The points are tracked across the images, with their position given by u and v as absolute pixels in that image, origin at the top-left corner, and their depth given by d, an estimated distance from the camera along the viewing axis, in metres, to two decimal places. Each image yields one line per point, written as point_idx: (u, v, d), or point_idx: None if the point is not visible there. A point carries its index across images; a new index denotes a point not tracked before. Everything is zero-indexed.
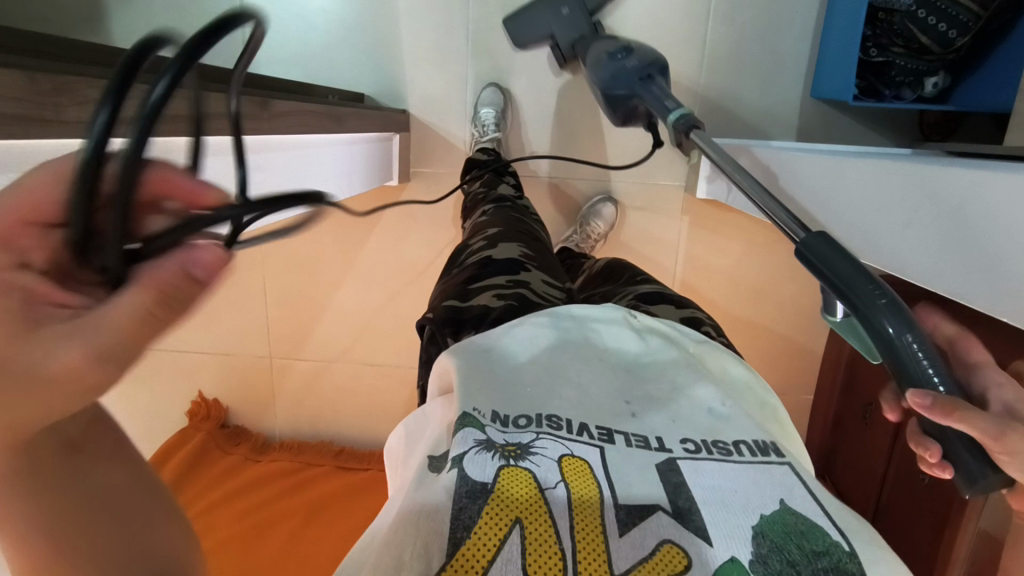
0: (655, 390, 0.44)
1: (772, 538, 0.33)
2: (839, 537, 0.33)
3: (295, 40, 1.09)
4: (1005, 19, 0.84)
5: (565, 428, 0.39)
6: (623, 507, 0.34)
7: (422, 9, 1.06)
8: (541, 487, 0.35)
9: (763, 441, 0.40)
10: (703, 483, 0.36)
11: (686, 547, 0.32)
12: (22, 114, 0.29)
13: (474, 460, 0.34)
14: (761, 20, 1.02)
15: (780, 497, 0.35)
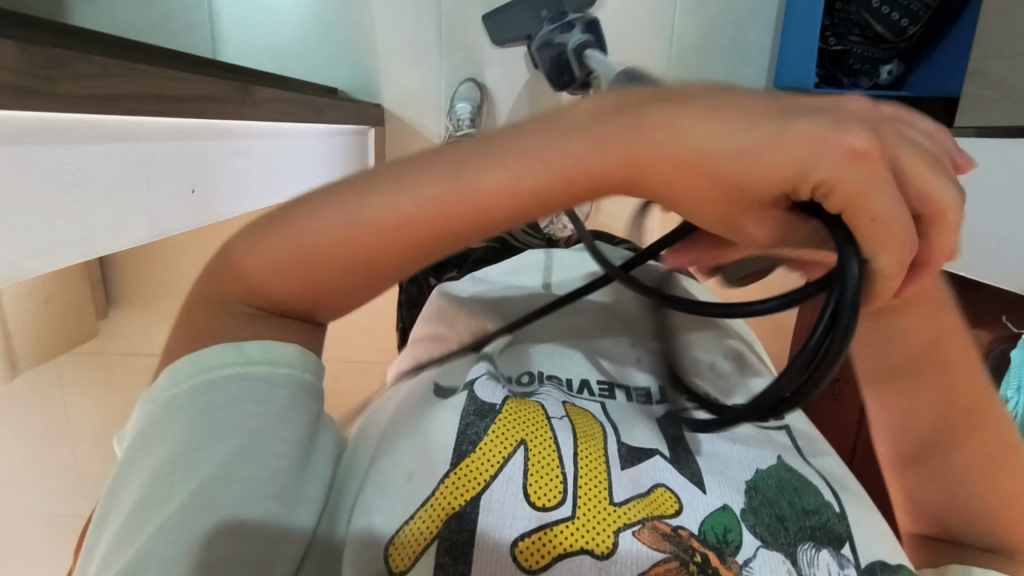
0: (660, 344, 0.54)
1: (765, 491, 0.40)
2: (830, 499, 0.41)
3: (265, 35, 1.08)
4: (952, 7, 0.89)
5: (569, 386, 0.46)
6: (624, 445, 0.40)
7: (394, 5, 1.07)
8: (548, 415, 0.40)
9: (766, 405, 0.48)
10: (705, 440, 0.43)
11: (680, 492, 0.38)
12: (17, 86, 0.29)
13: (483, 387, 0.40)
14: (723, 12, 1.05)
15: (779, 454, 0.43)
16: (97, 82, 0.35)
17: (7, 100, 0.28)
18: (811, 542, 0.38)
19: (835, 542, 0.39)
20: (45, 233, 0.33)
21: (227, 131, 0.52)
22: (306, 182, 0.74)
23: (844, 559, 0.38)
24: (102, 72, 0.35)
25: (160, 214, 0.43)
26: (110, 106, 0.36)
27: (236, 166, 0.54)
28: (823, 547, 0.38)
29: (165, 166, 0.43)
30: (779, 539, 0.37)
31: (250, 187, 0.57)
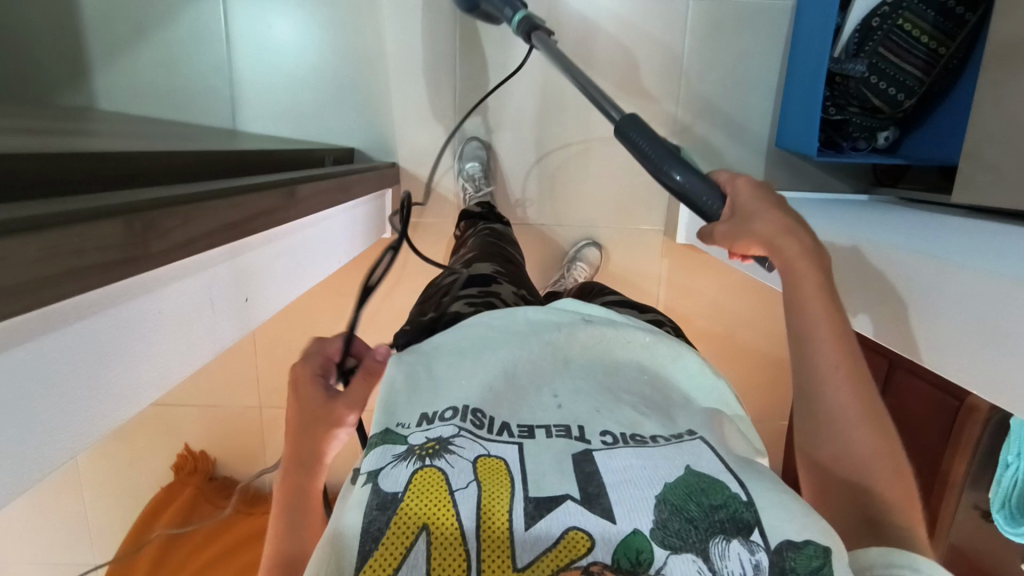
0: (586, 386, 0.41)
1: (672, 502, 0.33)
2: (738, 490, 0.34)
3: (283, 95, 1.12)
4: (944, 83, 0.94)
5: (485, 427, 0.36)
6: (532, 499, 0.32)
7: (410, 68, 1.10)
8: (450, 488, 0.32)
9: (677, 431, 0.39)
10: (615, 467, 0.35)
11: (592, 530, 0.31)
12: (121, 257, 0.31)
13: (389, 474, 0.33)
14: (727, 78, 1.10)
15: (685, 464, 0.35)
16: (181, 231, 0.37)
17: (115, 274, 0.31)
18: (721, 536, 0.32)
19: (745, 532, 0.32)
20: (127, 380, 0.35)
21: (272, 237, 0.54)
22: (334, 258, 0.76)
23: (756, 548, 0.32)
24: (184, 220, 0.37)
25: (220, 336, 0.45)
26: (190, 249, 0.38)
27: (279, 265, 0.57)
28: (733, 536, 0.32)
29: (224, 289, 0.46)
30: (689, 539, 0.32)
31: (289, 281, 0.60)
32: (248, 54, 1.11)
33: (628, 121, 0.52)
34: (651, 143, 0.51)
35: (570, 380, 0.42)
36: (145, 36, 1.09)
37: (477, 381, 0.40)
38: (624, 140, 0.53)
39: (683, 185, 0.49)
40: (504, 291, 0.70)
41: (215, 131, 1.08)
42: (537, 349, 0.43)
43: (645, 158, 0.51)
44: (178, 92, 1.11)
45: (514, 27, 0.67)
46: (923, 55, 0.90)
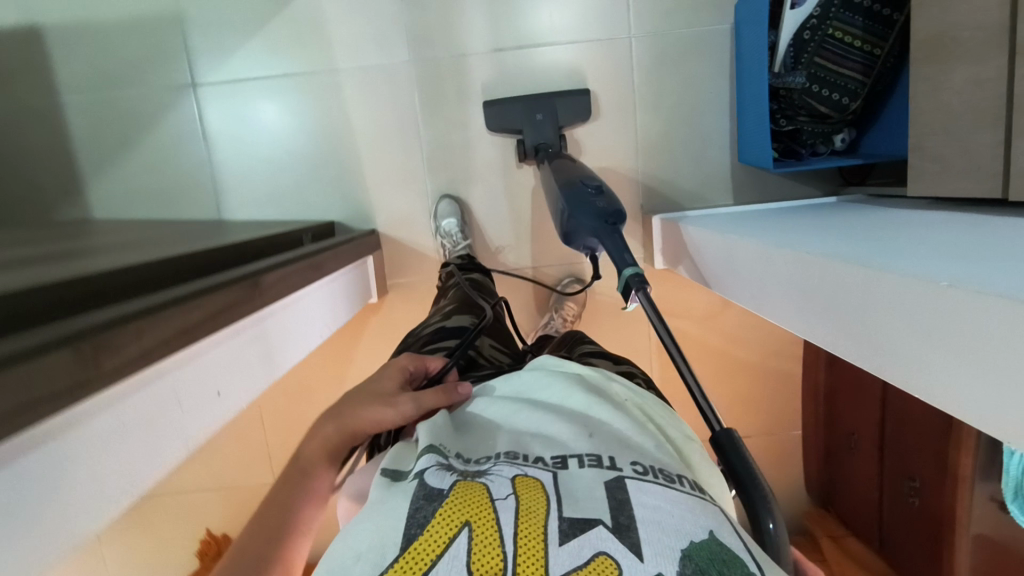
0: (616, 421, 0.44)
1: (697, 559, 0.32)
2: (755, 568, 0.33)
3: (262, 181, 1.18)
4: (887, 81, 0.96)
5: (521, 457, 0.40)
6: (566, 518, 0.34)
7: (377, 139, 1.16)
8: (492, 497, 0.35)
9: (701, 480, 0.39)
10: (645, 503, 0.35)
11: (619, 559, 0.32)
12: (72, 384, 0.34)
13: (437, 478, 0.38)
14: (682, 105, 1.14)
15: (709, 528, 0.34)
16: (134, 345, 0.40)
17: (66, 401, 0.34)
18: None
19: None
20: (97, 479, 0.38)
21: (241, 328, 0.57)
22: (315, 333, 0.80)
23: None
24: (136, 335, 0.40)
25: (189, 431, 0.48)
26: (146, 361, 0.41)
27: (252, 350, 0.60)
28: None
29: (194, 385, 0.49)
30: None
31: (263, 364, 0.63)
32: (226, 148, 1.17)
33: (730, 437, 0.44)
34: (750, 471, 0.43)
35: (598, 420, 0.44)
36: (130, 146, 1.16)
37: (509, 437, 0.43)
38: (721, 455, 0.44)
39: (764, 529, 0.41)
40: (481, 344, 0.73)
41: (204, 225, 1.14)
42: (562, 401, 0.47)
43: (739, 482, 0.42)
44: (166, 193, 1.18)
45: (620, 276, 0.61)
46: (860, 59, 0.93)
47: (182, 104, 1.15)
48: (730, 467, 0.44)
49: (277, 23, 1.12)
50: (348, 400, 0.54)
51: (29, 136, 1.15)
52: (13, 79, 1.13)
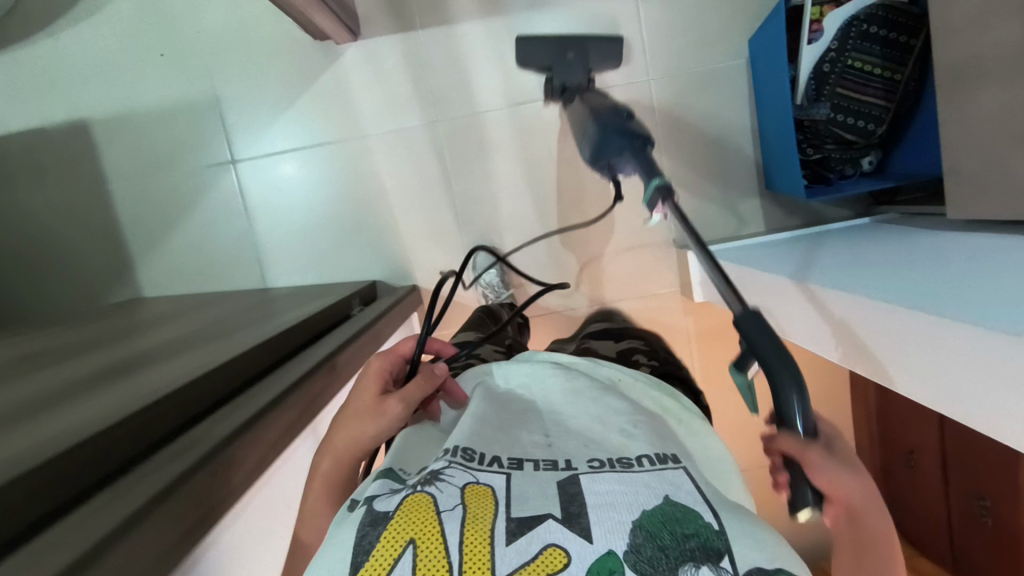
0: (578, 420, 0.53)
1: (648, 528, 0.41)
2: (710, 519, 0.42)
3: (303, 247, 1.21)
4: (910, 102, 0.98)
5: (475, 459, 0.45)
6: (512, 518, 0.41)
7: (411, 197, 1.19)
8: (438, 509, 0.41)
9: (662, 454, 0.48)
10: (597, 491, 0.43)
11: (568, 547, 0.39)
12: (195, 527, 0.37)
13: (383, 500, 0.43)
14: (703, 139, 1.16)
15: (663, 494, 0.43)
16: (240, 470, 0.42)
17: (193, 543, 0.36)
18: (691, 562, 0.39)
19: (713, 558, 0.40)
20: None
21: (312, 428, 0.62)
22: None
23: (723, 572, 0.39)
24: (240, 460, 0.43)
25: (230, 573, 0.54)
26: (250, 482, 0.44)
27: None
28: (704, 563, 0.39)
29: None
30: (659, 567, 0.39)
31: None
32: (266, 219, 1.21)
33: (749, 313, 0.42)
34: (774, 348, 0.41)
35: (566, 422, 0.53)
36: (175, 225, 1.21)
37: (467, 431, 0.49)
38: (742, 333, 0.43)
39: (789, 403, 0.41)
40: None
41: (249, 294, 1.18)
42: (522, 410, 0.54)
43: (764, 361, 0.41)
44: (211, 265, 1.22)
45: (650, 187, 0.60)
46: (881, 85, 0.95)
47: (222, 180, 1.20)
48: (754, 343, 0.42)
49: (307, 97, 1.17)
50: (336, 421, 0.59)
51: (78, 224, 1.20)
52: (62, 172, 1.19)
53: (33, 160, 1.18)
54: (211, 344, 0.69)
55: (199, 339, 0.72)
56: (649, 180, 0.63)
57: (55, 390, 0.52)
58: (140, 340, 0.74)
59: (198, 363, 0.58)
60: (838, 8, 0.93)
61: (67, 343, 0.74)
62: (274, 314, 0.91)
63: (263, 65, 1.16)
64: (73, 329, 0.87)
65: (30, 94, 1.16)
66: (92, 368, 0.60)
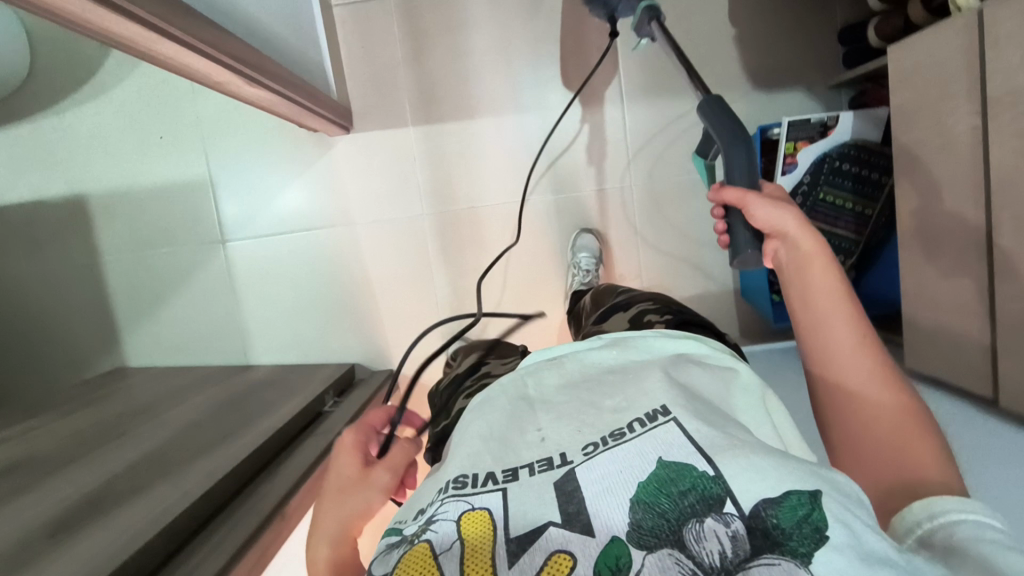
0: (568, 408, 0.44)
1: (646, 500, 0.35)
2: (705, 468, 0.36)
3: (286, 327, 1.24)
4: (881, 235, 0.99)
5: (468, 483, 0.39)
6: (513, 539, 0.35)
7: (394, 284, 1.22)
8: (435, 553, 0.36)
9: (652, 409, 0.41)
10: (592, 478, 0.37)
11: (573, 549, 0.34)
12: None
13: (385, 560, 0.38)
14: (681, 245, 1.19)
15: (657, 457, 0.37)
16: None
17: None
18: (694, 520, 0.34)
19: (715, 507, 0.34)
20: None
21: None
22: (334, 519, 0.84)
23: (730, 520, 0.33)
24: None
25: None
26: None
27: None
28: (706, 516, 0.34)
29: None
30: (663, 535, 0.34)
31: None
32: (253, 298, 1.24)
33: (715, 97, 0.66)
34: (727, 118, 0.65)
35: (556, 410, 0.44)
36: (165, 299, 1.24)
37: (457, 461, 0.42)
38: (707, 113, 0.66)
39: (733, 140, 0.63)
40: (497, 368, 0.79)
41: (231, 371, 1.21)
42: (507, 403, 0.46)
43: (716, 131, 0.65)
44: (196, 340, 1.25)
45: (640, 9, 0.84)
46: (853, 218, 0.96)
47: (211, 259, 1.23)
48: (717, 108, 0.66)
49: (299, 183, 1.20)
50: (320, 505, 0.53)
51: (71, 296, 1.24)
52: (59, 244, 1.23)
53: (33, 232, 1.22)
54: (175, 474, 0.71)
55: (165, 462, 0.75)
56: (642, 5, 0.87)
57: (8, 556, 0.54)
58: (110, 456, 0.77)
59: (148, 521, 0.61)
60: (811, 145, 0.94)
61: (40, 457, 0.77)
62: (247, 417, 0.93)
63: (258, 152, 1.20)
64: (50, 425, 0.90)
65: (33, 170, 1.20)
66: (54, 513, 0.62)
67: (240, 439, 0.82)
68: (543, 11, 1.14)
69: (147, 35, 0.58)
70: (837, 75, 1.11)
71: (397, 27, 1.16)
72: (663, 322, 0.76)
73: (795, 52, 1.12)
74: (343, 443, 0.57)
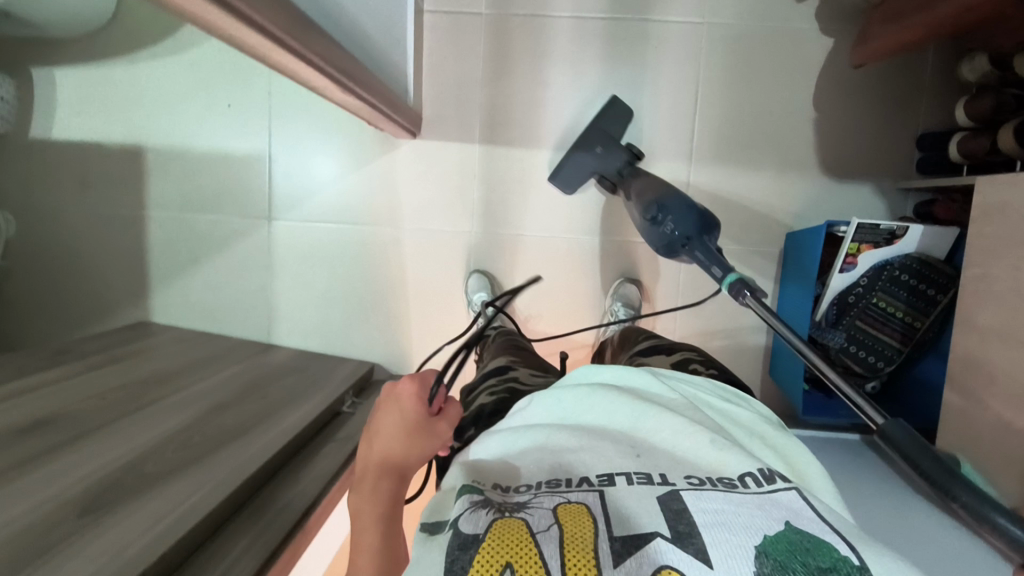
0: (662, 435, 0.50)
1: (775, 557, 0.36)
2: (848, 554, 0.36)
3: (313, 314, 1.24)
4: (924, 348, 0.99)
5: (562, 484, 0.46)
6: (617, 539, 0.40)
7: (428, 294, 1.22)
8: (532, 530, 0.40)
9: (770, 472, 0.44)
10: (707, 509, 0.40)
11: (682, 568, 0.36)
12: None
13: (471, 518, 0.41)
14: (717, 311, 1.18)
15: (786, 518, 0.39)
16: None
17: None
18: None
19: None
20: None
21: None
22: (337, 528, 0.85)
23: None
24: None
25: None
26: None
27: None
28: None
29: None
30: None
31: None
32: (287, 279, 1.24)
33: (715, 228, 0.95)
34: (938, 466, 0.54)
35: (647, 439, 0.50)
36: (200, 262, 1.24)
37: (556, 464, 0.48)
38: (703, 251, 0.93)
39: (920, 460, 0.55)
40: (522, 372, 0.79)
41: (253, 347, 1.21)
42: (598, 428, 0.52)
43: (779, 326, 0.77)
44: (223, 309, 1.25)
45: (727, 283, 0.85)
46: (900, 327, 0.96)
47: (254, 233, 1.23)
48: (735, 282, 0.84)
49: (354, 177, 1.20)
50: (376, 445, 0.56)
51: (109, 241, 1.24)
52: (109, 188, 1.23)
53: (86, 172, 1.22)
54: (201, 462, 0.72)
55: (191, 446, 0.75)
56: (727, 273, 0.87)
57: (40, 527, 0.54)
58: (136, 426, 0.77)
59: (175, 512, 0.61)
60: (874, 249, 0.95)
61: (69, 414, 0.77)
62: (270, 406, 0.93)
63: (320, 139, 1.19)
64: (77, 376, 0.91)
65: (97, 110, 1.21)
66: (86, 483, 0.62)
67: (262, 434, 0.82)
68: (629, 55, 1.13)
69: (262, 41, 0.59)
70: (909, 178, 1.11)
71: (482, 44, 1.15)
72: (709, 372, 0.72)
73: (872, 148, 1.12)
74: (401, 380, 0.56)
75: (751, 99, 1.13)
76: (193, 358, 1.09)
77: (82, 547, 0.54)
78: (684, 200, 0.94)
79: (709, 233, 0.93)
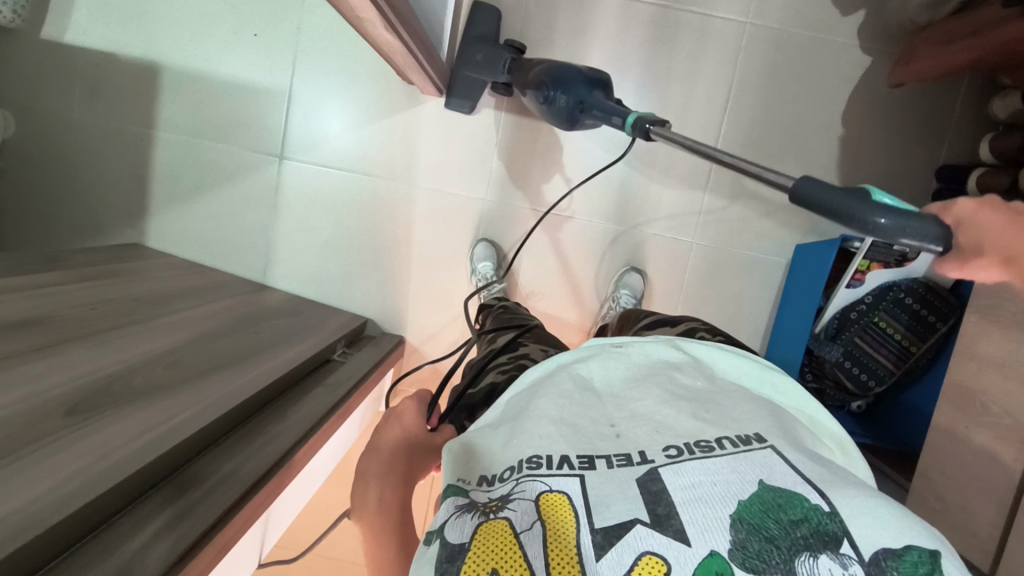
0: (641, 403, 0.45)
1: (749, 521, 0.35)
2: (818, 501, 0.36)
3: (312, 261, 1.22)
4: (917, 373, 1.00)
5: (545, 464, 0.40)
6: (597, 531, 0.36)
7: (433, 256, 1.20)
8: (516, 531, 0.38)
9: (745, 434, 0.41)
10: (683, 484, 0.38)
11: (665, 555, 0.35)
12: None
13: (456, 528, 0.39)
14: (715, 314, 1.18)
15: (757, 478, 0.37)
16: None
17: None
18: (806, 552, 0.34)
19: (832, 544, 0.34)
20: None
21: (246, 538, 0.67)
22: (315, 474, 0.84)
23: (847, 561, 0.33)
24: None
25: None
26: None
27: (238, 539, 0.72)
28: (821, 552, 0.34)
29: None
30: (772, 561, 0.34)
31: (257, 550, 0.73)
32: (290, 220, 1.21)
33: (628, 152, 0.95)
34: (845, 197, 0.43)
35: (625, 406, 0.45)
36: (202, 190, 1.21)
37: (531, 435, 0.43)
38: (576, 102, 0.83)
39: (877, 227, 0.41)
40: (532, 350, 0.79)
41: (247, 284, 1.19)
42: (576, 390, 0.47)
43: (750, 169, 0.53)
44: (221, 243, 1.22)
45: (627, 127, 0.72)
46: (896, 349, 0.98)
47: (263, 169, 1.20)
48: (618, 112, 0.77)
49: (372, 127, 1.18)
50: (379, 459, 0.55)
51: (111, 157, 1.20)
52: (117, 101, 1.19)
53: (95, 82, 1.18)
54: (191, 384, 0.70)
55: (180, 368, 0.73)
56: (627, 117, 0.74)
57: (26, 420, 0.52)
58: (124, 340, 0.75)
59: (164, 427, 0.59)
60: (883, 269, 0.96)
61: (58, 318, 0.75)
62: (261, 343, 0.91)
63: (343, 81, 1.17)
64: (68, 284, 0.88)
65: (116, 19, 1.16)
66: (74, 385, 0.60)
67: (253, 367, 0.81)
68: (668, 42, 1.11)
69: None
70: (922, 207, 1.12)
71: (523, 9, 1.13)
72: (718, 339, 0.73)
73: (892, 172, 1.13)
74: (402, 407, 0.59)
75: (781, 105, 1.12)
76: (187, 286, 1.06)
77: (71, 445, 0.52)
78: (572, 68, 0.83)
79: (603, 89, 0.83)
